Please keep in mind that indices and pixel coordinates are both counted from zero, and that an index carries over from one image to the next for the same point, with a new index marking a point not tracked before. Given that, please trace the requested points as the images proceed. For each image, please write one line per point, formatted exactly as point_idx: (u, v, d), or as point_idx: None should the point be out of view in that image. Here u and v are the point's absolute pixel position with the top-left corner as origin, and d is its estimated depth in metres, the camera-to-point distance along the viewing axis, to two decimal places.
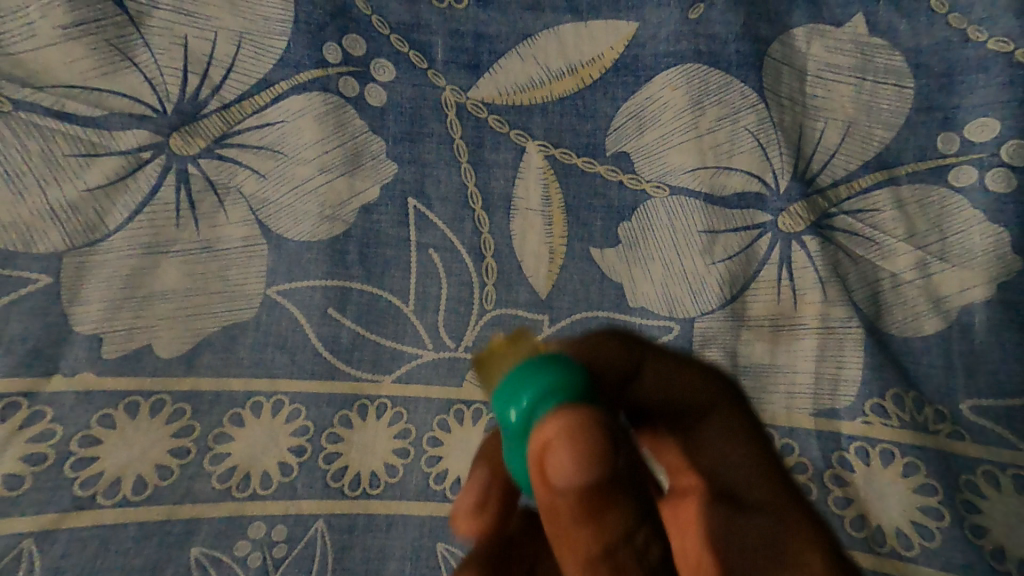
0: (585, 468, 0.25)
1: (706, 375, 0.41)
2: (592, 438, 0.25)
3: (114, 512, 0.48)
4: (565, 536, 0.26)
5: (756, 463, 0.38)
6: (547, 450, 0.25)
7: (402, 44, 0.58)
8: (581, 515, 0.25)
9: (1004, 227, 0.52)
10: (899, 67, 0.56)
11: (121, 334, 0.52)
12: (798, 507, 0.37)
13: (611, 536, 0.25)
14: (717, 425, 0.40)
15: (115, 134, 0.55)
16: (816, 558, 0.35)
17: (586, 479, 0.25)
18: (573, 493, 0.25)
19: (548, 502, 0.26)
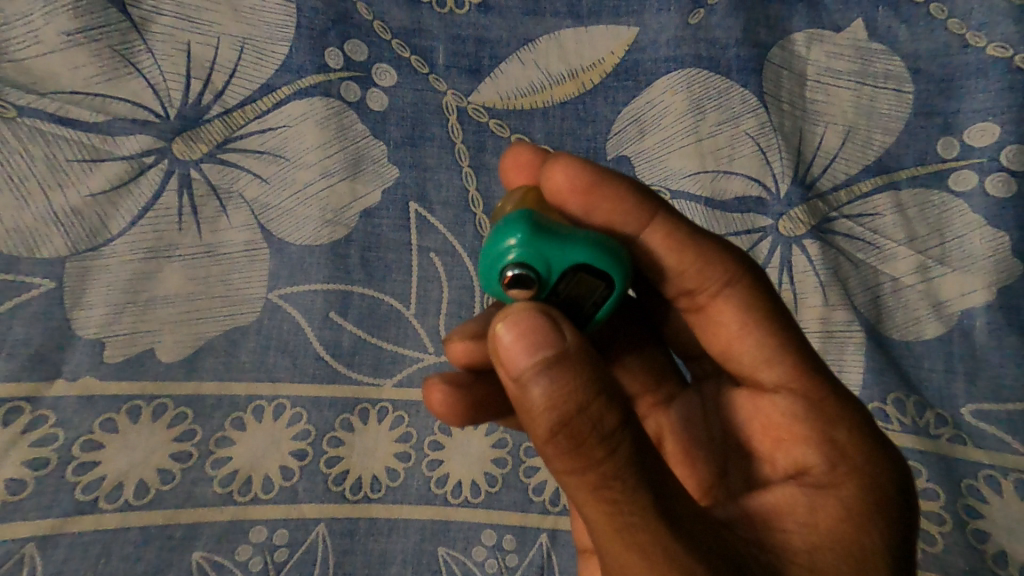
0: (533, 347, 0.30)
1: (707, 256, 0.43)
2: (522, 321, 0.30)
3: (117, 516, 0.48)
4: (529, 425, 0.30)
5: (769, 346, 0.42)
6: (498, 335, 0.30)
7: (403, 48, 0.59)
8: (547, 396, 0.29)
9: (1005, 232, 0.53)
10: (900, 72, 0.57)
11: (124, 339, 0.52)
12: (809, 381, 0.40)
13: (565, 411, 0.29)
14: (734, 288, 0.42)
15: (118, 140, 0.55)
16: (812, 451, 0.38)
17: (520, 348, 0.30)
18: (524, 372, 0.30)
19: (507, 383, 0.31)
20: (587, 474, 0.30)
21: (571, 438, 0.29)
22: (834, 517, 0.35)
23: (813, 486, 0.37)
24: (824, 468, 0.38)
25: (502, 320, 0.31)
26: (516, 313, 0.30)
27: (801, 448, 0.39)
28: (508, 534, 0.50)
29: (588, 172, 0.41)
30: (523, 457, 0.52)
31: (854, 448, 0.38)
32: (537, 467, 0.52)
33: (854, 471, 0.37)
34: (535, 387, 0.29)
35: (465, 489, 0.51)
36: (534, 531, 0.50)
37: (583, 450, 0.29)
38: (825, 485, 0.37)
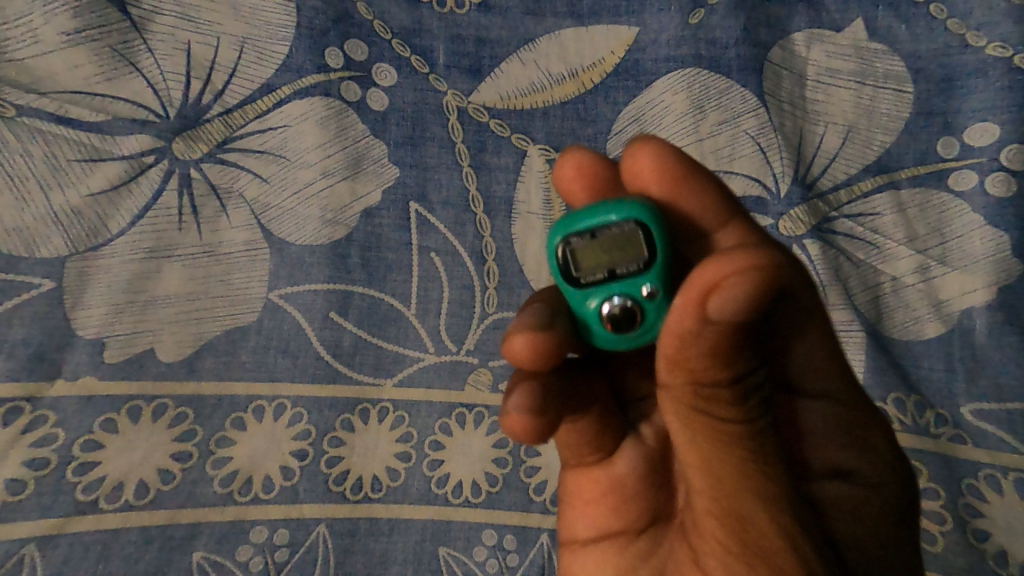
0: (756, 304, 0.30)
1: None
2: (765, 279, 0.30)
3: (117, 516, 0.48)
4: (688, 361, 0.33)
5: (826, 354, 0.41)
6: (720, 286, 0.30)
7: (403, 48, 0.59)
8: (711, 348, 0.32)
9: (1005, 232, 0.53)
10: (900, 71, 0.56)
11: (124, 339, 0.52)
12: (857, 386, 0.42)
13: (734, 368, 0.33)
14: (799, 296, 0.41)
15: (118, 139, 0.55)
16: (851, 454, 0.41)
17: (748, 306, 0.30)
18: (721, 319, 0.31)
19: (680, 325, 0.32)
20: (731, 424, 0.34)
21: (735, 389, 0.33)
22: (883, 507, 0.40)
23: (865, 487, 0.40)
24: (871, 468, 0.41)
25: (737, 275, 0.30)
26: (756, 269, 0.30)
27: (842, 453, 0.41)
28: (509, 534, 0.50)
29: (676, 155, 0.42)
30: (522, 457, 0.52)
31: (894, 454, 0.42)
32: (537, 467, 0.52)
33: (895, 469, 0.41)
34: (713, 335, 0.31)
35: (466, 489, 0.51)
36: (535, 531, 0.50)
37: (740, 399, 0.34)
38: (873, 485, 0.40)
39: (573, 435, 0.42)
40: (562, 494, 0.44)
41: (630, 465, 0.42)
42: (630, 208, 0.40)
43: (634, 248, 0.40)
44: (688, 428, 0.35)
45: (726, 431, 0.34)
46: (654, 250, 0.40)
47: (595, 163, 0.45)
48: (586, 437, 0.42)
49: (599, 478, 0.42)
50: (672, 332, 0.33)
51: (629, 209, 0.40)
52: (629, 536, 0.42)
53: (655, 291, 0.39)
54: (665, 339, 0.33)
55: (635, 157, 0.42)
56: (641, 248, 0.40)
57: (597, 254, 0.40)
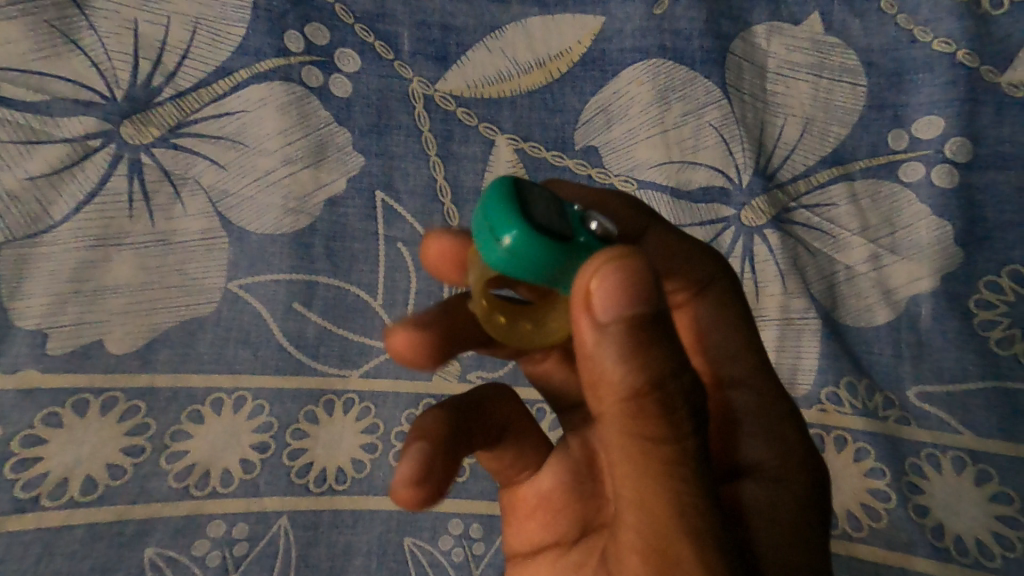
0: (627, 301, 0.29)
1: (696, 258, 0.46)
2: (629, 266, 0.29)
3: (62, 512, 0.46)
4: (608, 369, 0.30)
5: (735, 344, 0.45)
6: (592, 291, 0.30)
7: (366, 33, 0.58)
8: (627, 345, 0.30)
9: (949, 221, 0.55)
10: (854, 65, 0.58)
11: (69, 330, 0.50)
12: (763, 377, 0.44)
13: (649, 372, 0.30)
14: (701, 299, 0.46)
15: (60, 121, 0.53)
16: (767, 449, 0.41)
17: (622, 296, 0.29)
18: (614, 322, 0.29)
19: (590, 345, 0.30)
20: (664, 444, 0.31)
21: (659, 400, 0.30)
22: (792, 511, 0.39)
23: (770, 483, 0.40)
24: (778, 461, 0.41)
25: (596, 266, 0.29)
26: (619, 258, 0.29)
27: (756, 446, 0.41)
28: (475, 523, 0.50)
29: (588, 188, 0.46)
30: None
31: (802, 453, 0.41)
32: None
33: (804, 466, 0.41)
34: (623, 346, 0.30)
35: None
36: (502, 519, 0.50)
37: (670, 414, 0.31)
38: (779, 481, 0.40)
39: (492, 458, 0.45)
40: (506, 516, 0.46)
41: (555, 479, 0.44)
42: (500, 184, 0.32)
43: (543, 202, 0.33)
44: (620, 455, 0.32)
45: (654, 454, 0.31)
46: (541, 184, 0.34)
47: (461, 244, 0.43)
48: (508, 459, 0.45)
49: (526, 496, 0.45)
50: (584, 356, 0.31)
51: (506, 190, 0.32)
52: (563, 547, 0.42)
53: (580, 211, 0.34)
54: (582, 362, 0.31)
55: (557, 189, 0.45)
56: (541, 196, 0.33)
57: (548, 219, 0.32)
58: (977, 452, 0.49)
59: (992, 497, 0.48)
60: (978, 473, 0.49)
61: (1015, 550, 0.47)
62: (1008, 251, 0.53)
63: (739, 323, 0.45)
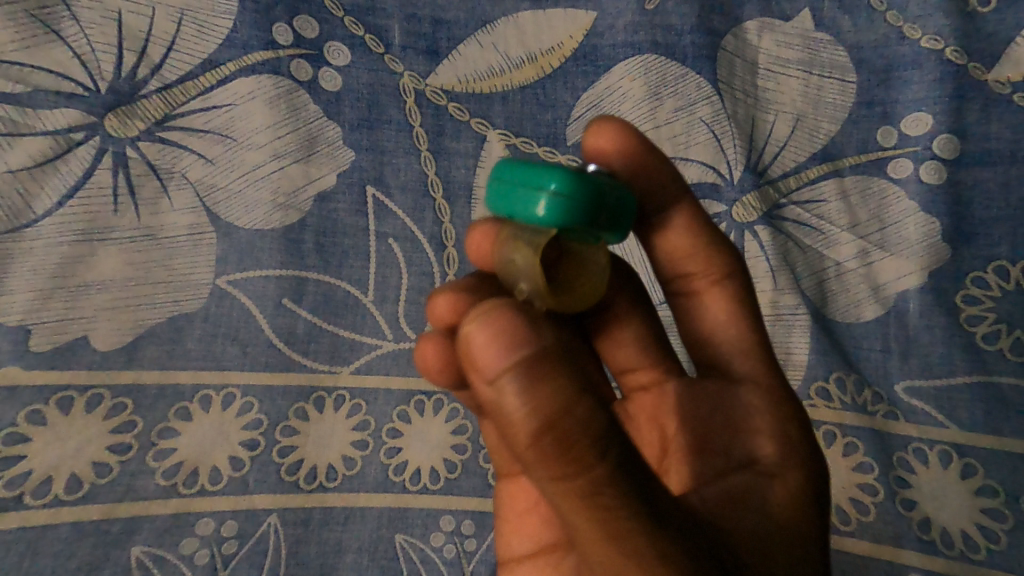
0: (511, 347, 0.28)
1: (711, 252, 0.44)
2: (507, 317, 0.28)
3: (46, 511, 0.46)
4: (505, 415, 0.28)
5: (747, 339, 0.43)
6: (471, 339, 0.29)
7: (356, 26, 0.57)
8: (530, 385, 0.28)
9: (937, 218, 0.55)
10: (844, 62, 0.58)
11: (52, 326, 0.49)
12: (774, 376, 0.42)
13: (546, 418, 0.28)
14: (724, 285, 0.44)
15: (42, 114, 0.52)
16: (769, 445, 0.40)
17: (505, 339, 0.28)
18: (499, 370, 0.28)
19: (485, 398, 0.29)
20: (573, 478, 0.29)
21: (555, 437, 0.28)
22: (790, 508, 0.38)
23: (763, 476, 0.38)
24: (774, 456, 0.39)
25: (482, 315, 0.29)
26: (490, 312, 0.29)
27: (758, 441, 0.40)
28: (467, 519, 0.50)
29: (633, 136, 0.42)
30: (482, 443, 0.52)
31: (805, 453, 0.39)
32: None
33: (801, 463, 0.39)
34: (516, 392, 0.28)
35: (425, 475, 0.50)
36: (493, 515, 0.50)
37: (572, 454, 0.28)
38: (772, 476, 0.38)
39: (497, 449, 0.46)
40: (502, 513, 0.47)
41: None
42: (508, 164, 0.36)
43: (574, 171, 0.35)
44: (550, 494, 0.30)
45: (577, 488, 0.29)
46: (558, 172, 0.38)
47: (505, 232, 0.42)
48: (511, 450, 0.46)
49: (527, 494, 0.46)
50: (488, 411, 0.29)
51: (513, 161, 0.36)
52: (562, 548, 0.43)
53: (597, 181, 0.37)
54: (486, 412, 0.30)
55: (599, 134, 0.43)
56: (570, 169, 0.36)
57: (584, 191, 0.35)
58: (962, 446, 0.50)
59: (977, 491, 0.49)
60: (964, 467, 0.49)
61: (1000, 543, 0.47)
62: (994, 248, 0.54)
63: (749, 318, 0.43)
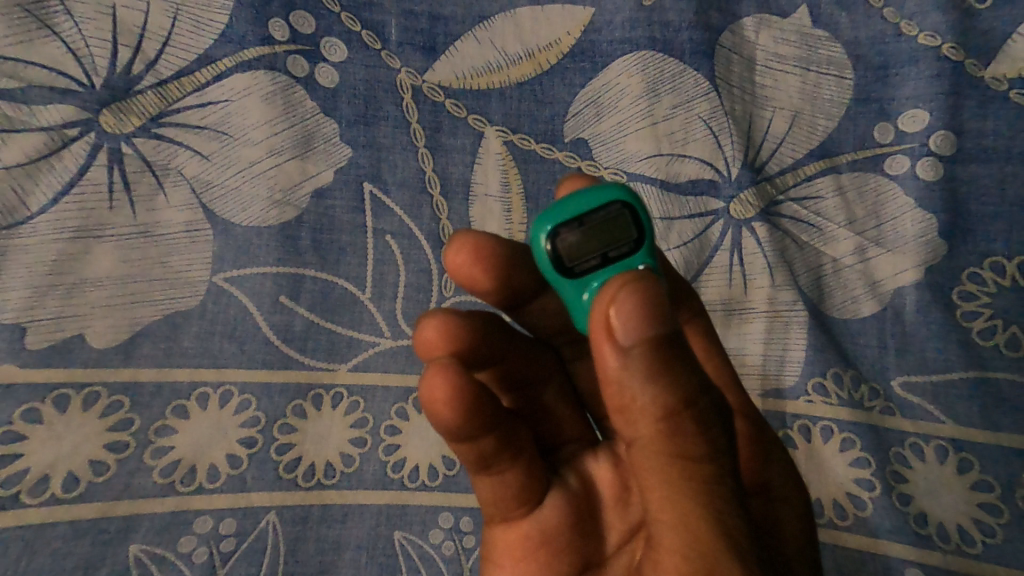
0: (648, 321, 0.30)
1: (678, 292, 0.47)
2: (650, 290, 0.31)
3: (42, 509, 0.45)
4: (627, 389, 0.31)
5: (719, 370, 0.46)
6: (612, 313, 0.31)
7: (353, 22, 0.57)
8: (647, 366, 0.30)
9: (934, 214, 0.55)
10: (841, 58, 0.58)
11: (48, 324, 0.49)
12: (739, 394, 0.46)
13: (678, 394, 0.31)
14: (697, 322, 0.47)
15: (37, 110, 0.52)
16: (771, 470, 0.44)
17: (648, 313, 0.30)
18: (639, 345, 0.30)
19: (614, 369, 0.31)
20: (697, 460, 0.32)
21: (690, 415, 0.31)
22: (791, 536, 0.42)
23: (774, 501, 0.44)
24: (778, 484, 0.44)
25: (619, 291, 0.31)
26: (632, 286, 0.31)
27: (768, 467, 0.44)
28: (466, 516, 0.50)
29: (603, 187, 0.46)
30: None
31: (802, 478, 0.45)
32: None
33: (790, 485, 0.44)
34: (648, 363, 0.30)
35: (423, 473, 0.50)
36: None
37: (702, 433, 0.32)
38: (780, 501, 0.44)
39: (499, 491, 0.41)
40: (494, 554, 0.43)
41: (559, 515, 0.42)
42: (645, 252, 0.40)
43: (622, 231, 0.39)
44: (650, 470, 0.32)
45: (685, 468, 0.32)
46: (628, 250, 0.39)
47: (492, 244, 0.43)
48: (514, 491, 0.41)
49: (530, 532, 0.42)
50: (605, 377, 0.32)
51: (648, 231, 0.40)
52: None
53: (650, 267, 0.40)
54: (607, 389, 0.32)
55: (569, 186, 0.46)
56: (629, 230, 0.39)
57: (587, 242, 0.39)
58: (959, 441, 0.50)
59: (971, 485, 0.49)
60: (959, 462, 0.49)
61: (996, 537, 0.48)
62: (990, 244, 0.54)
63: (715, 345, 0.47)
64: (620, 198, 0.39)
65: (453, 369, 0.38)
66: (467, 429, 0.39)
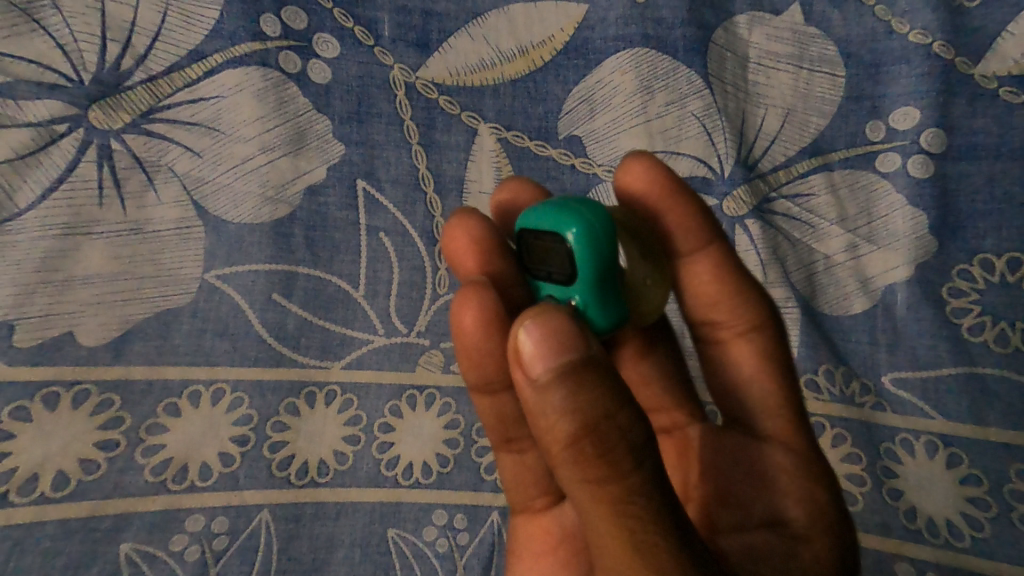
0: (559, 351, 0.30)
1: (740, 300, 0.47)
2: (555, 325, 0.31)
3: (31, 508, 0.45)
4: (546, 424, 0.31)
5: (772, 395, 0.46)
6: (522, 346, 0.31)
7: (346, 19, 0.57)
8: (563, 400, 0.30)
9: (924, 211, 0.55)
10: (833, 56, 0.59)
11: (36, 322, 0.48)
12: (793, 428, 0.45)
13: (584, 417, 0.30)
14: (748, 338, 0.47)
15: (24, 105, 0.51)
16: (795, 504, 0.43)
17: (552, 347, 0.30)
18: (550, 378, 0.30)
19: (532, 400, 0.31)
20: (607, 484, 0.31)
21: (595, 442, 0.30)
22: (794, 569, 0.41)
23: (792, 538, 0.42)
24: (803, 521, 0.43)
25: (523, 327, 0.31)
26: (539, 318, 0.31)
27: (785, 499, 0.44)
28: (459, 513, 0.50)
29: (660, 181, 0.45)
30: (473, 438, 0.51)
31: (840, 512, 0.43)
32: (488, 448, 0.51)
33: (823, 523, 0.42)
34: (559, 395, 0.30)
35: (417, 470, 0.50)
36: (485, 509, 0.50)
37: (608, 456, 0.30)
38: (799, 539, 0.42)
39: (523, 474, 0.47)
40: (516, 543, 0.48)
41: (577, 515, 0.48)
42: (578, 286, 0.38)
43: (558, 258, 0.39)
44: (579, 498, 0.32)
45: (596, 492, 0.31)
46: (567, 275, 0.38)
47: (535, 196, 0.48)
48: (535, 477, 0.47)
49: (551, 528, 0.48)
50: (529, 411, 0.32)
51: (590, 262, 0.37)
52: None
53: (579, 302, 0.38)
54: (530, 421, 0.32)
55: (630, 172, 0.45)
56: (562, 259, 0.38)
57: (538, 256, 0.40)
58: (948, 436, 0.50)
59: (961, 481, 0.49)
60: (948, 457, 0.50)
61: (985, 532, 0.48)
62: (979, 241, 0.54)
63: (773, 369, 0.46)
64: (558, 223, 0.37)
65: (483, 292, 0.41)
66: (490, 361, 0.43)
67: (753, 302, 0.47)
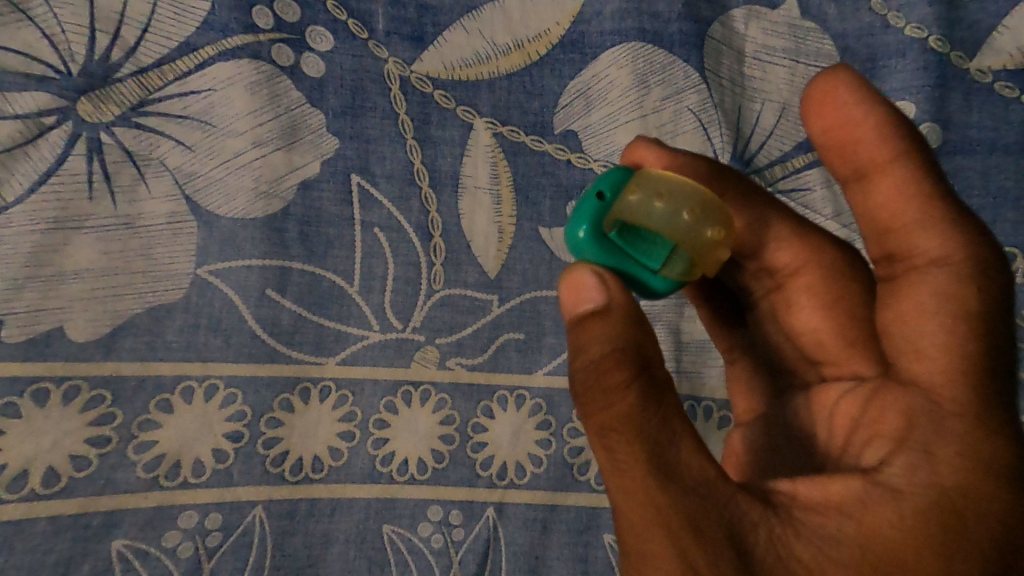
0: (584, 293, 0.36)
1: (929, 224, 0.37)
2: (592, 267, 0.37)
3: (23, 505, 0.45)
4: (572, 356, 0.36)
5: (927, 331, 0.36)
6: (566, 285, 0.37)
7: (339, 11, 0.56)
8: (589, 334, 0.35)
9: None
10: (829, 50, 0.58)
11: (25, 318, 0.48)
12: (955, 381, 0.34)
13: (599, 350, 0.34)
14: (930, 268, 0.37)
15: (11, 97, 0.51)
16: (898, 456, 0.35)
17: (575, 291, 0.36)
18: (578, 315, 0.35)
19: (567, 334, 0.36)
20: (606, 412, 0.34)
21: (604, 370, 0.34)
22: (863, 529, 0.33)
23: (880, 492, 0.34)
24: (901, 472, 0.34)
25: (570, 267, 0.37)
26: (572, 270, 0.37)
27: (887, 446, 0.36)
28: (454, 509, 0.50)
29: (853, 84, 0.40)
30: (470, 434, 0.51)
31: (950, 465, 0.34)
32: (484, 443, 0.51)
33: (925, 483, 0.34)
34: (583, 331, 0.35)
35: (412, 466, 0.50)
36: (481, 505, 0.50)
37: (608, 388, 0.34)
38: (894, 492, 0.34)
39: None
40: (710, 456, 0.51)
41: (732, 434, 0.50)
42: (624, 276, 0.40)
43: None
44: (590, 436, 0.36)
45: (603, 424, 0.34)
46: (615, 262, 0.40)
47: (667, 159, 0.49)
48: None
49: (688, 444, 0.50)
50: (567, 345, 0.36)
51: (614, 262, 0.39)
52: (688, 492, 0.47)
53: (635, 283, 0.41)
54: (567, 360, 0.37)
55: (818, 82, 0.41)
56: None
57: None
58: None
59: None
60: None
61: None
62: None
63: (948, 305, 0.35)
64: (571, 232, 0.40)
65: None
66: None
67: (948, 226, 0.37)
